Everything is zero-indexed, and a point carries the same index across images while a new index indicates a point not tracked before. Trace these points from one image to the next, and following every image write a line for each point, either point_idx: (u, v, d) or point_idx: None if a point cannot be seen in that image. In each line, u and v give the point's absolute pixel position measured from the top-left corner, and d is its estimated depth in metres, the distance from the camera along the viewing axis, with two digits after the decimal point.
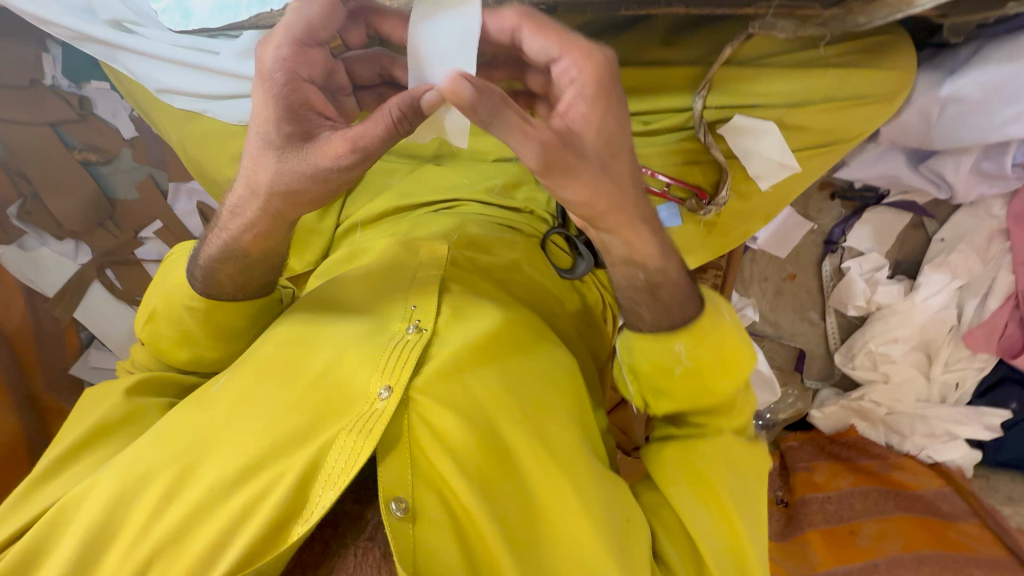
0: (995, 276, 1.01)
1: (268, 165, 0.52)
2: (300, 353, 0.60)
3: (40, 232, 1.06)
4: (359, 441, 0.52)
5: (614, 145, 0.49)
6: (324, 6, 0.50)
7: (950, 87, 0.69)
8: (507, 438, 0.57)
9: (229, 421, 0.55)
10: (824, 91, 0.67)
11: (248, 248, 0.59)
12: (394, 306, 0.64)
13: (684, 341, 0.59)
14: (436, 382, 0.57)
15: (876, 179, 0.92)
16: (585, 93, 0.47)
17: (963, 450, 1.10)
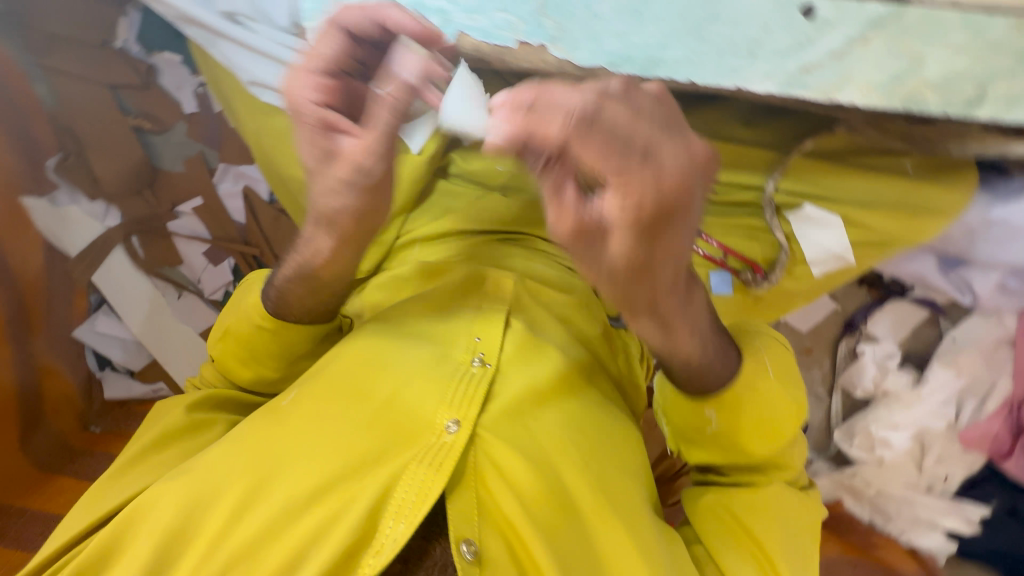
0: (995, 381, 1.08)
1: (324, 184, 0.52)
2: (366, 375, 0.60)
3: (73, 190, 1.03)
4: (430, 475, 0.54)
5: (651, 235, 0.41)
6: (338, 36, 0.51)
7: (1000, 210, 0.74)
8: (572, 486, 0.57)
9: (296, 440, 0.56)
10: (891, 198, 0.71)
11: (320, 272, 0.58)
12: (459, 336, 0.64)
13: (714, 407, 0.61)
14: (502, 420, 0.58)
15: (904, 275, 0.96)
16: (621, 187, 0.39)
17: (942, 540, 1.11)
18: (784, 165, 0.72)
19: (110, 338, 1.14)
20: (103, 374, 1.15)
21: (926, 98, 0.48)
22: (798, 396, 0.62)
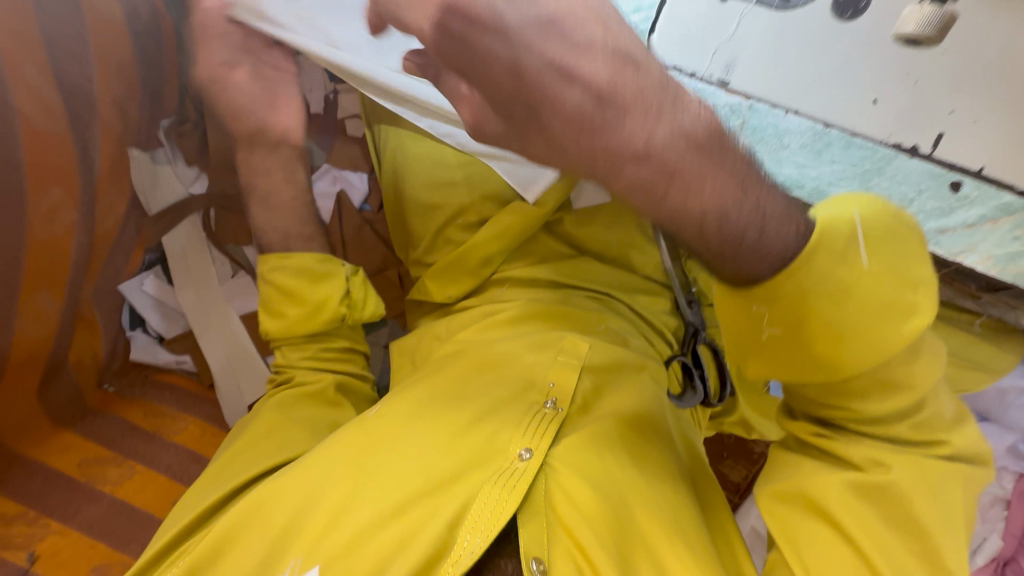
0: (987, 535, 1.14)
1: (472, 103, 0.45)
2: (455, 401, 0.68)
3: (175, 152, 1.09)
4: (504, 495, 0.58)
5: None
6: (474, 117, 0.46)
7: None
8: (644, 526, 0.59)
9: (388, 455, 0.62)
10: (956, 348, 0.79)
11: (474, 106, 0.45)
12: (538, 373, 0.71)
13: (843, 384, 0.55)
14: (572, 452, 0.63)
15: None
16: None
17: None
18: None
19: (158, 302, 1.11)
20: (133, 334, 1.09)
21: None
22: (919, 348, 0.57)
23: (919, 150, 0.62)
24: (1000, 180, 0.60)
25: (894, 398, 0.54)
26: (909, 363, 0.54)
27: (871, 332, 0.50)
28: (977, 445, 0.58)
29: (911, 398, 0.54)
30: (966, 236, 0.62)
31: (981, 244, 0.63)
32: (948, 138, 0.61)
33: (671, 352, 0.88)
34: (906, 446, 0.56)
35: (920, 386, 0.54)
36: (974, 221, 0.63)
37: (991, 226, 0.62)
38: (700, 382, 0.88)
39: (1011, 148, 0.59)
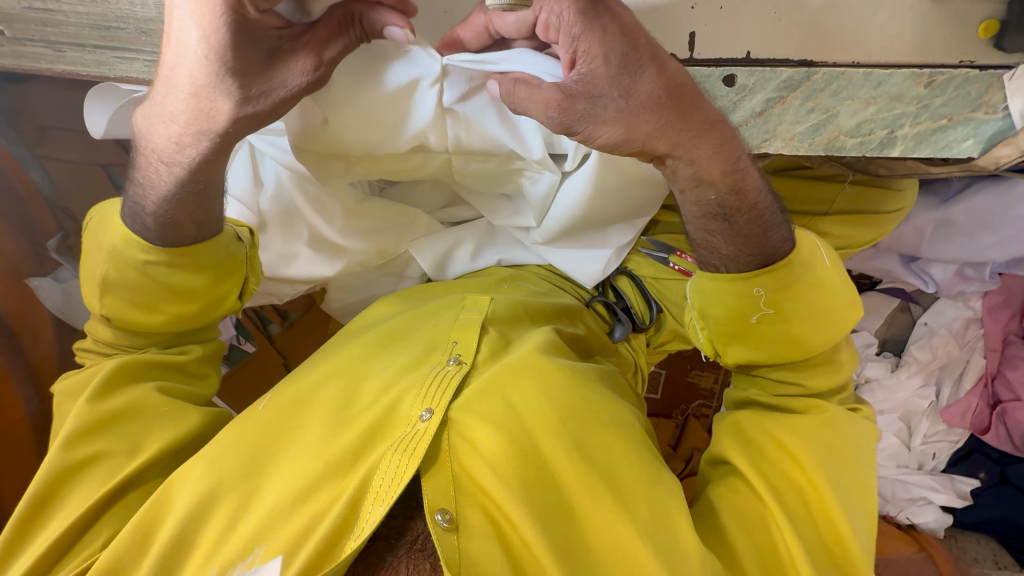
0: (969, 359, 1.14)
1: (176, 136, 0.55)
2: (355, 384, 0.62)
3: (77, 265, 1.01)
4: (404, 460, 0.53)
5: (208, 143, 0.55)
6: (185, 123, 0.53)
7: (948, 211, 0.80)
8: (551, 459, 0.55)
9: (281, 449, 0.57)
10: (840, 206, 0.77)
11: (177, 186, 0.58)
12: (438, 337, 0.65)
13: (764, 282, 0.54)
14: (475, 400, 0.58)
15: (871, 271, 1.02)
16: (168, 117, 0.54)
17: (936, 514, 1.17)
18: None
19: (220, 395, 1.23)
20: None
21: (857, 146, 0.50)
22: (850, 296, 0.57)
23: (679, 58, 0.48)
24: (774, 58, 0.47)
25: (764, 276, 0.54)
26: (803, 278, 0.55)
27: (821, 314, 0.56)
28: (848, 301, 0.57)
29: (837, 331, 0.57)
30: (761, 126, 0.50)
31: (780, 127, 0.50)
32: (707, 33, 0.47)
33: (589, 295, 0.85)
34: (796, 368, 0.60)
35: (841, 306, 0.56)
36: (762, 109, 0.49)
37: (782, 108, 0.49)
38: (625, 314, 0.84)
39: (776, 13, 0.46)
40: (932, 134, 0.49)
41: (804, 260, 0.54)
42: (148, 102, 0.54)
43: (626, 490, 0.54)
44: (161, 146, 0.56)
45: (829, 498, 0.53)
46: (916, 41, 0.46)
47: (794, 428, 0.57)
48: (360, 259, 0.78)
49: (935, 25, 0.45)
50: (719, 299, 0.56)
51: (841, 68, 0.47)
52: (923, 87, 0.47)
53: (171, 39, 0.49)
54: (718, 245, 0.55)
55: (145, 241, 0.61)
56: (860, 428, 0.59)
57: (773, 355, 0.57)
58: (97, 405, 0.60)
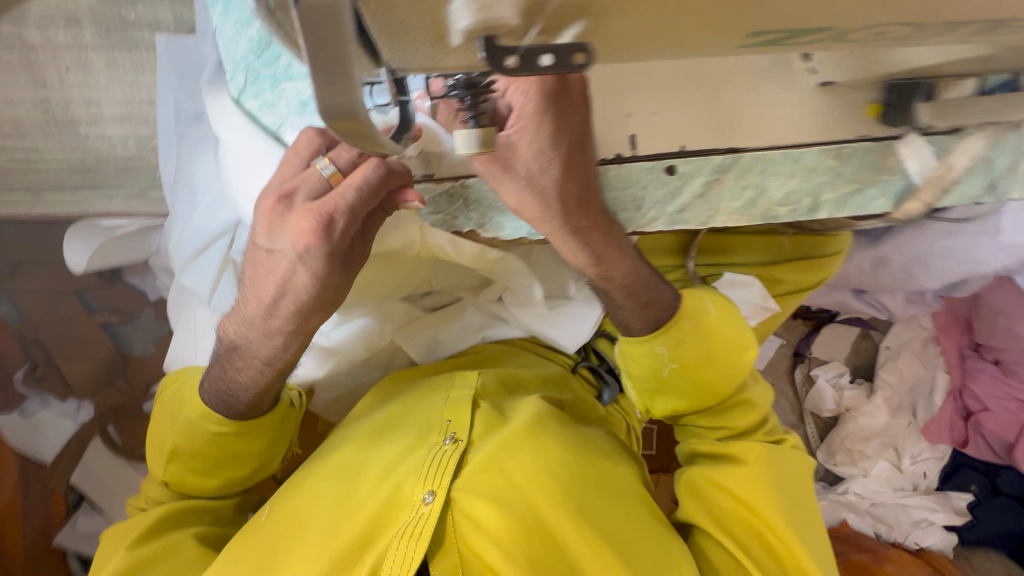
0: (935, 376, 1.19)
1: (284, 320, 0.53)
2: (351, 474, 0.60)
3: (43, 396, 0.99)
4: (411, 548, 0.52)
5: (318, 305, 0.52)
6: (282, 297, 0.51)
7: (880, 249, 0.90)
8: (554, 528, 0.54)
9: (285, 550, 0.56)
10: (788, 252, 0.84)
11: (273, 362, 0.56)
12: (431, 416, 0.64)
13: (664, 341, 0.54)
14: (476, 479, 0.56)
15: (829, 305, 1.09)
16: (262, 312, 0.53)
17: (941, 534, 1.18)
18: (696, 245, 0.82)
19: None
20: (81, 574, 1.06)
21: (790, 213, 0.57)
22: (742, 327, 0.57)
23: (625, 156, 0.53)
24: (706, 149, 0.53)
25: (655, 340, 0.54)
26: (687, 328, 0.54)
27: (711, 354, 0.55)
28: (739, 333, 0.56)
29: (751, 356, 0.57)
30: (705, 205, 0.56)
31: (721, 204, 0.56)
32: (647, 135, 0.53)
33: (574, 361, 0.88)
34: (717, 415, 0.60)
35: (744, 338, 0.57)
36: (702, 190, 0.55)
37: (719, 188, 0.55)
38: (611, 375, 0.87)
39: (699, 112, 0.53)
40: (851, 194, 0.56)
41: (688, 315, 0.55)
42: (242, 317, 0.54)
43: (639, 554, 0.54)
44: (240, 345, 0.56)
45: (791, 541, 0.53)
46: (818, 122, 0.53)
47: (747, 478, 0.56)
48: (347, 357, 0.77)
49: (832, 112, 0.53)
50: (634, 362, 0.56)
51: (761, 151, 0.54)
52: (834, 159, 0.54)
53: (263, 262, 0.50)
54: (619, 303, 0.54)
55: (223, 417, 0.60)
56: (795, 460, 0.59)
57: (694, 404, 0.57)
58: (136, 550, 0.58)
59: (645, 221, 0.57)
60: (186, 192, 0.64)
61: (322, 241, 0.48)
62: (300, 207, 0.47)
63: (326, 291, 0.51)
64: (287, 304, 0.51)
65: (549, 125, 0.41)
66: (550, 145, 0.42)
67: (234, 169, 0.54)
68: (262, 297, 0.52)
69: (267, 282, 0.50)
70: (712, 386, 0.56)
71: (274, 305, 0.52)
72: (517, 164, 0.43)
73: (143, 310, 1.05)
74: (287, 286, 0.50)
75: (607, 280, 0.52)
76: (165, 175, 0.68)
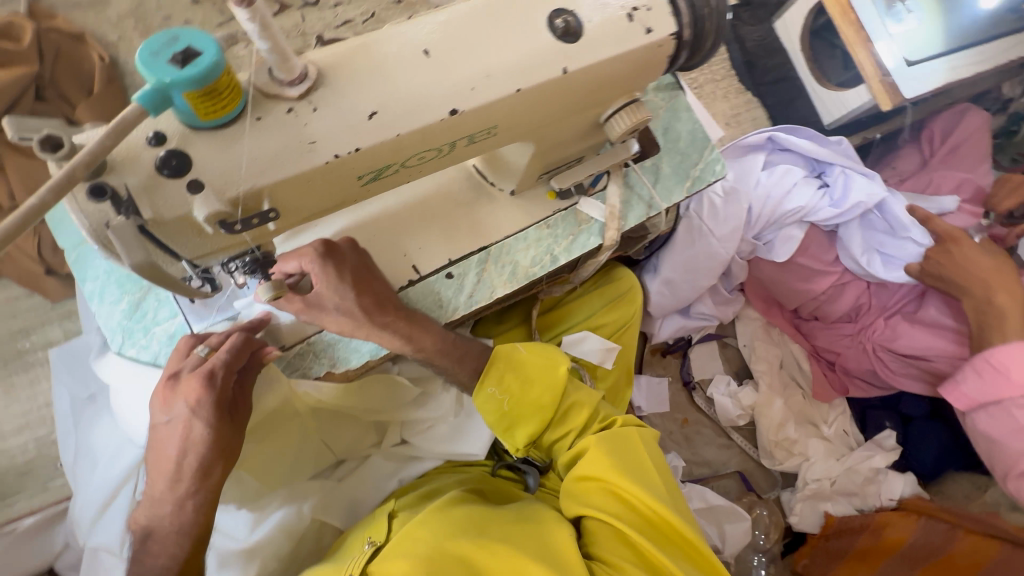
0: (791, 348, 1.41)
1: (188, 483, 0.61)
2: None
3: None
4: None
5: (215, 454, 0.60)
6: (181, 458, 0.60)
7: (663, 274, 1.19)
8: (466, 556, 0.58)
9: None
10: (598, 303, 1.08)
11: (187, 530, 0.61)
12: (355, 541, 0.70)
13: (493, 383, 0.72)
14: (392, 550, 0.61)
15: (675, 333, 1.33)
16: (168, 483, 0.61)
17: (901, 479, 1.30)
18: (534, 328, 1.05)
19: None
20: None
21: (542, 268, 0.81)
22: (550, 350, 0.74)
23: (414, 278, 0.77)
24: (463, 255, 0.79)
25: (489, 385, 0.71)
26: (504, 365, 0.72)
27: (530, 377, 0.72)
28: (546, 355, 0.73)
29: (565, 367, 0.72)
30: (485, 286, 0.79)
31: (495, 282, 0.80)
32: (422, 260, 0.77)
33: (491, 464, 0.97)
34: (564, 425, 0.73)
35: (553, 355, 0.73)
36: (478, 278, 0.79)
37: (487, 273, 0.80)
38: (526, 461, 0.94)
39: (446, 233, 0.78)
40: (571, 243, 0.83)
41: (503, 354, 0.72)
42: (154, 498, 0.62)
43: (545, 554, 0.59)
44: (156, 529, 0.62)
45: (645, 496, 0.63)
46: (524, 212, 0.82)
47: (596, 458, 0.66)
48: (275, 554, 0.80)
49: (527, 203, 0.82)
50: (485, 410, 0.72)
51: (500, 242, 0.81)
52: (546, 228, 0.83)
53: (162, 432, 0.61)
54: (449, 367, 0.72)
55: None
56: (636, 434, 0.69)
57: (541, 420, 0.71)
58: None
59: (453, 313, 0.78)
60: (87, 459, 0.74)
61: (206, 385, 0.59)
62: (186, 375, 0.60)
63: (217, 436, 0.60)
64: (187, 462, 0.60)
65: (332, 267, 0.63)
66: (338, 279, 0.63)
67: (133, 409, 0.68)
68: (166, 470, 0.61)
69: (168, 449, 0.60)
70: (542, 401, 0.71)
71: (178, 469, 0.60)
72: (326, 302, 0.64)
73: None
74: (184, 445, 0.60)
75: (421, 350, 0.70)
76: (65, 460, 0.78)
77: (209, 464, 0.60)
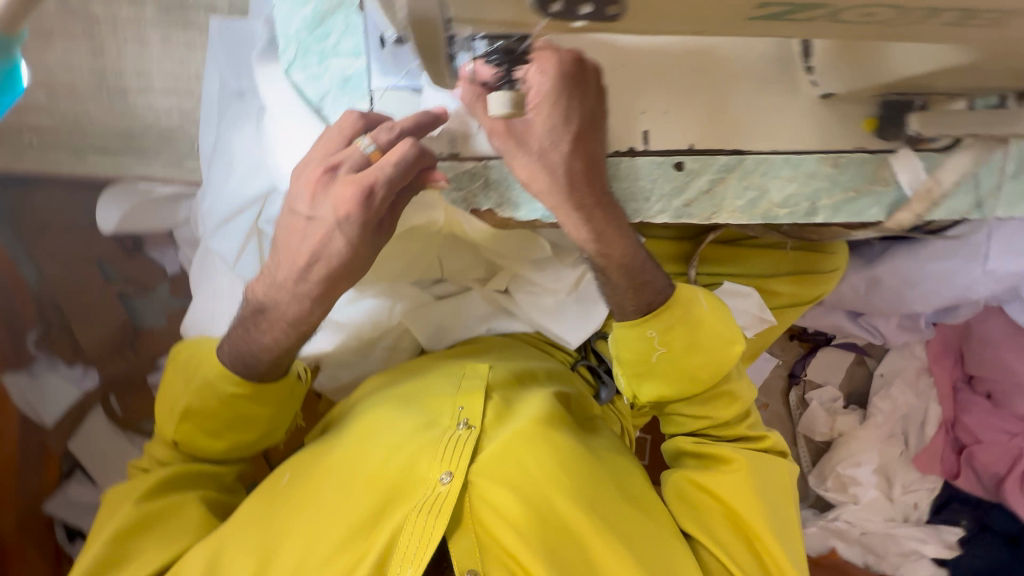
0: (928, 407, 1.21)
1: (306, 284, 0.57)
2: (361, 447, 0.60)
3: (52, 359, 1.01)
4: (429, 521, 0.53)
5: (350, 268, 0.56)
6: (310, 259, 0.55)
7: (874, 270, 0.93)
8: (565, 516, 0.55)
9: (298, 515, 0.56)
10: (786, 267, 0.88)
11: (291, 321, 0.59)
12: (441, 402, 0.64)
13: (655, 325, 0.60)
14: (491, 463, 0.58)
15: (824, 327, 1.12)
16: (291, 273, 0.56)
17: (932, 571, 1.15)
18: (698, 254, 0.85)
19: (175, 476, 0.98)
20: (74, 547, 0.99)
21: (788, 216, 0.61)
22: (730, 323, 0.62)
23: (637, 149, 0.58)
24: (712, 150, 0.57)
25: (650, 325, 0.60)
26: (679, 317, 0.60)
27: (697, 341, 0.61)
28: (724, 328, 0.62)
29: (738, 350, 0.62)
30: (710, 201, 0.60)
31: (725, 201, 0.60)
32: (658, 132, 0.57)
33: (573, 359, 0.89)
34: (700, 406, 0.64)
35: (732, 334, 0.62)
36: (708, 187, 0.59)
37: (723, 186, 0.59)
38: (609, 375, 0.87)
39: (707, 113, 0.57)
40: (845, 201, 0.60)
41: (681, 301, 0.61)
42: (264, 278, 0.58)
43: (645, 550, 0.55)
44: (264, 304, 0.59)
45: (768, 541, 0.56)
46: (818, 133, 0.58)
47: (731, 483, 0.59)
48: (356, 334, 0.80)
49: (830, 123, 0.57)
50: (625, 345, 0.62)
51: (765, 155, 0.58)
52: (831, 167, 0.58)
53: (295, 221, 0.54)
54: (615, 283, 0.60)
55: (241, 377, 0.62)
56: (775, 466, 0.62)
57: (682, 389, 0.62)
58: (145, 506, 0.59)
59: (653, 212, 0.61)
60: (221, 162, 0.68)
61: (362, 201, 0.52)
62: (344, 177, 0.52)
63: (355, 256, 0.55)
64: (315, 265, 0.55)
65: (573, 108, 0.52)
66: (562, 123, 0.53)
67: (283, 143, 0.61)
68: (290, 262, 0.56)
69: (298, 245, 0.55)
70: (696, 368, 0.61)
71: (302, 268, 0.55)
72: (530, 140, 0.54)
73: (159, 283, 1.07)
74: (318, 248, 0.54)
75: (604, 256, 0.58)
76: (202, 148, 0.73)
77: (341, 277, 0.56)
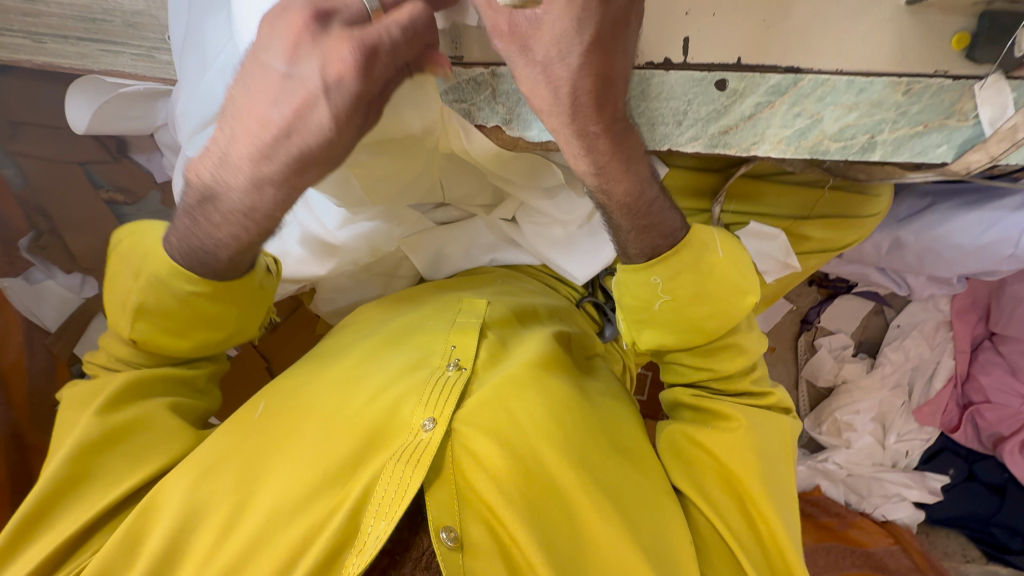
0: (939, 360, 1.19)
1: (266, 165, 0.48)
2: (348, 387, 0.59)
3: (48, 265, 0.96)
4: (407, 472, 0.51)
5: (324, 153, 0.48)
6: (270, 138, 0.46)
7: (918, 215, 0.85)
8: (553, 472, 0.54)
9: (279, 450, 0.55)
10: (820, 208, 0.80)
11: (246, 210, 0.51)
12: (435, 339, 0.63)
13: (661, 272, 0.55)
14: (479, 411, 0.56)
15: (847, 274, 1.06)
16: (244, 150, 0.47)
17: (910, 511, 1.17)
18: (725, 190, 0.76)
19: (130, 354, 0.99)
20: None
21: (840, 150, 0.52)
22: (745, 275, 0.57)
23: (673, 62, 0.49)
24: (764, 65, 0.48)
25: (655, 271, 0.55)
26: (690, 266, 0.55)
27: (706, 292, 0.56)
28: (739, 281, 0.57)
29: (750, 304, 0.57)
30: (751, 129, 0.52)
31: (768, 130, 0.52)
32: (698, 40, 0.49)
33: (579, 295, 0.85)
34: (704, 359, 0.61)
35: (747, 287, 0.57)
36: (751, 113, 0.51)
37: (770, 112, 0.51)
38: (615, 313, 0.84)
39: (765, 19, 0.47)
40: (908, 138, 0.52)
41: (692, 246, 0.55)
42: (211, 150, 0.49)
43: (631, 509, 0.54)
44: (216, 185, 0.50)
45: (766, 508, 0.54)
46: (894, 49, 0.48)
47: (729, 445, 0.57)
48: (351, 259, 0.76)
49: (912, 38, 0.47)
50: (629, 290, 0.57)
51: (826, 74, 0.48)
52: (901, 95, 0.49)
53: (260, 79, 0.45)
54: (617, 222, 0.54)
55: (196, 276, 0.58)
56: (775, 424, 0.59)
57: (687, 341, 0.59)
58: (107, 417, 0.58)
59: (682, 140, 0.53)
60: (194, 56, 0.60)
61: (359, 64, 0.43)
62: (339, 30, 0.44)
63: (321, 139, 0.46)
64: (275, 138, 0.46)
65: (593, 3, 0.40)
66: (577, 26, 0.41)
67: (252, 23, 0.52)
68: (248, 136, 0.47)
69: (257, 107, 0.46)
70: (699, 315, 0.57)
71: (262, 143, 0.46)
72: (535, 46, 0.43)
73: (149, 192, 1.04)
74: (283, 122, 0.45)
75: (604, 193, 0.52)
76: (173, 41, 0.64)
77: (310, 164, 0.48)
